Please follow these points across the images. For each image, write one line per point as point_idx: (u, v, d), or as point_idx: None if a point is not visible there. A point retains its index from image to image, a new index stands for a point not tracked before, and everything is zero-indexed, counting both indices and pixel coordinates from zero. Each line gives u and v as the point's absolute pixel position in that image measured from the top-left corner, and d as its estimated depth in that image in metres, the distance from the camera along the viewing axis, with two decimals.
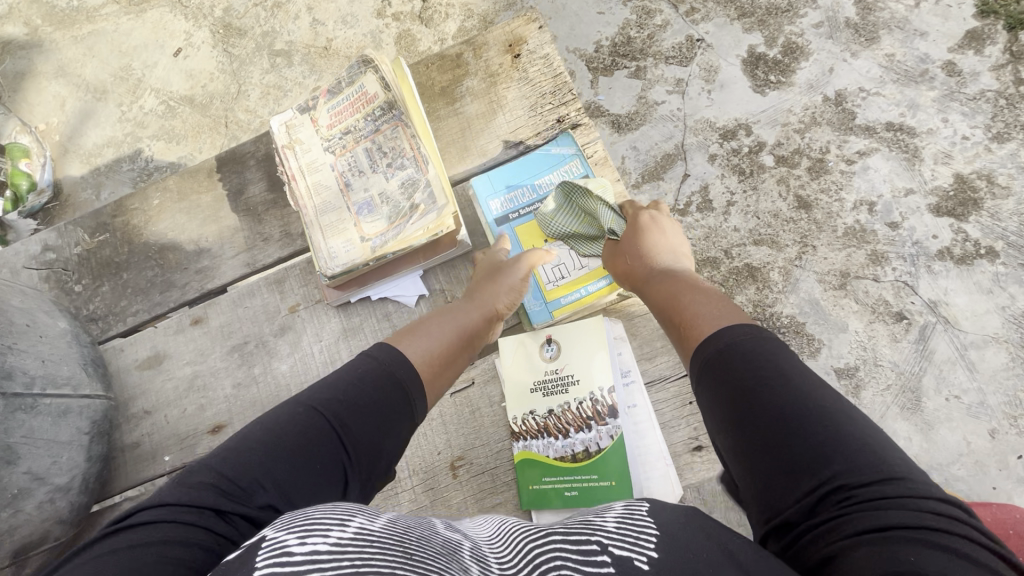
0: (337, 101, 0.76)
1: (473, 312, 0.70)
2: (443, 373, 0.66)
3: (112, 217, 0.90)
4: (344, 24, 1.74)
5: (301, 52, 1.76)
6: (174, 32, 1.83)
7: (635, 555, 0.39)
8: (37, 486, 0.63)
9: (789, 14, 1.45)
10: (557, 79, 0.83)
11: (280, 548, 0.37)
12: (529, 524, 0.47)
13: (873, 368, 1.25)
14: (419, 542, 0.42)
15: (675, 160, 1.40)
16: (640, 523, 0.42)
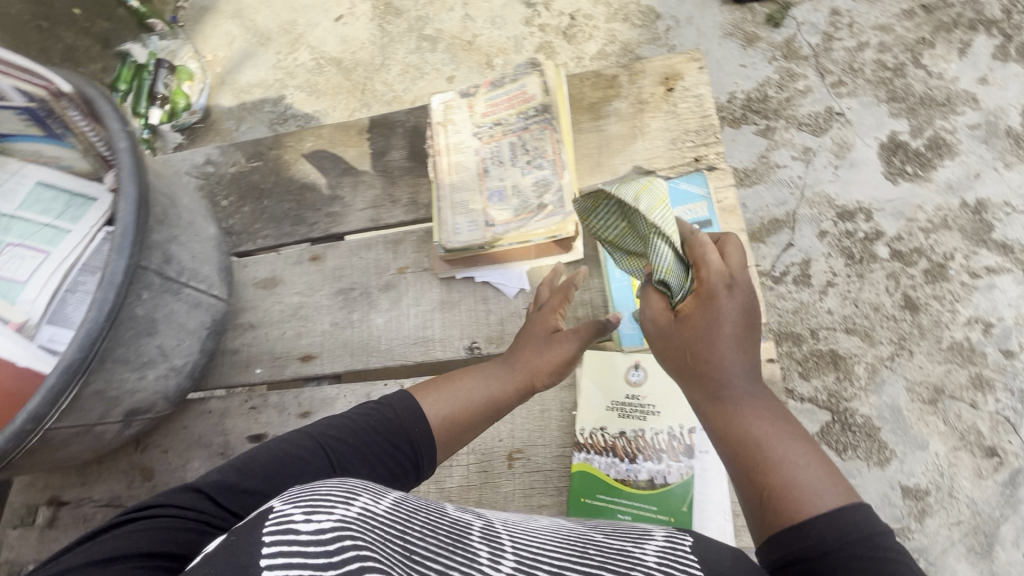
0: (496, 94, 0.81)
1: (493, 381, 0.71)
2: (462, 434, 0.68)
3: (268, 148, 1.00)
4: (492, 25, 1.85)
5: (445, 41, 1.87)
6: (341, 2, 2.02)
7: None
8: (161, 361, 0.71)
9: (943, 109, 1.39)
10: (705, 120, 0.84)
11: (287, 520, 0.40)
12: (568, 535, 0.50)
13: (946, 499, 1.15)
14: (421, 524, 0.47)
15: (783, 226, 1.36)
16: (681, 562, 0.46)
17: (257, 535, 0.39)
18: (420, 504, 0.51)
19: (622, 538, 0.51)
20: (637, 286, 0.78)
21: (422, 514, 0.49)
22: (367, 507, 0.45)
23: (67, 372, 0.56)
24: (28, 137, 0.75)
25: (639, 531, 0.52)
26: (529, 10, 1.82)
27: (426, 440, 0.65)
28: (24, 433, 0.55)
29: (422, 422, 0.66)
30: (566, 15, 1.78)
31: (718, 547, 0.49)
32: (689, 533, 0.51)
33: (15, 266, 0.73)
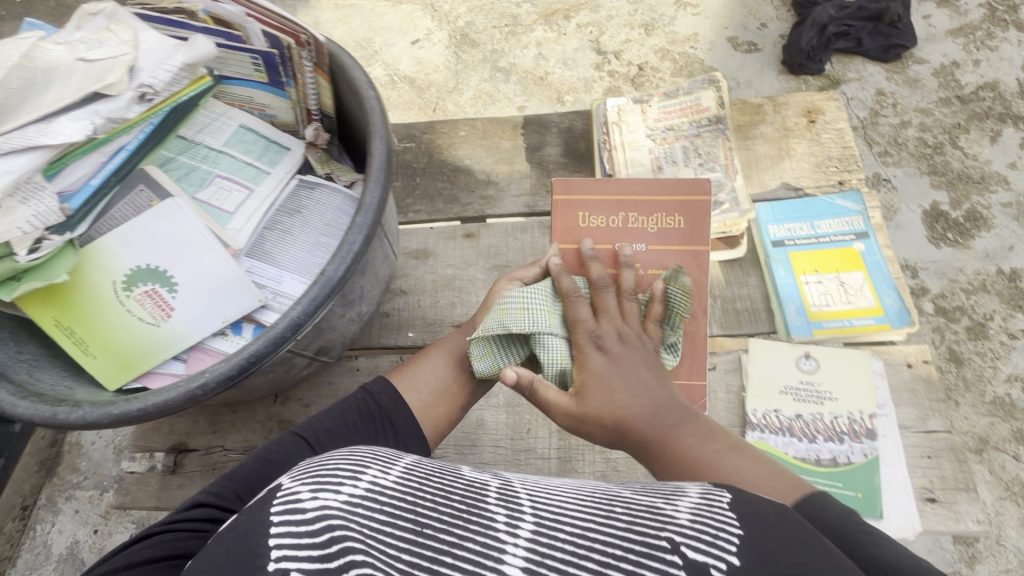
0: (670, 103, 0.90)
1: (459, 344, 0.76)
2: (436, 410, 0.71)
3: (422, 132, 1.04)
4: (564, 65, 2.02)
5: (519, 75, 2.02)
6: (419, 27, 2.14)
7: (710, 560, 0.43)
8: (354, 304, 0.72)
9: (979, 186, 1.62)
10: (847, 150, 0.93)
11: (294, 499, 0.47)
12: (611, 493, 0.53)
13: (994, 545, 1.26)
14: (434, 486, 0.51)
15: (904, 271, 1.54)
16: (720, 519, 0.46)
17: (269, 516, 0.46)
18: (435, 470, 0.55)
19: (653, 495, 0.52)
20: (803, 284, 0.80)
21: (436, 478, 0.53)
22: (378, 479, 0.50)
23: (329, 286, 0.59)
24: (249, 81, 0.79)
25: (670, 488, 0.53)
26: (598, 56, 2.02)
27: (409, 426, 0.68)
28: (285, 337, 0.57)
29: (405, 409, 0.69)
30: (633, 66, 1.99)
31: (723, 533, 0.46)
32: (728, 489, 0.51)
33: (222, 197, 0.75)
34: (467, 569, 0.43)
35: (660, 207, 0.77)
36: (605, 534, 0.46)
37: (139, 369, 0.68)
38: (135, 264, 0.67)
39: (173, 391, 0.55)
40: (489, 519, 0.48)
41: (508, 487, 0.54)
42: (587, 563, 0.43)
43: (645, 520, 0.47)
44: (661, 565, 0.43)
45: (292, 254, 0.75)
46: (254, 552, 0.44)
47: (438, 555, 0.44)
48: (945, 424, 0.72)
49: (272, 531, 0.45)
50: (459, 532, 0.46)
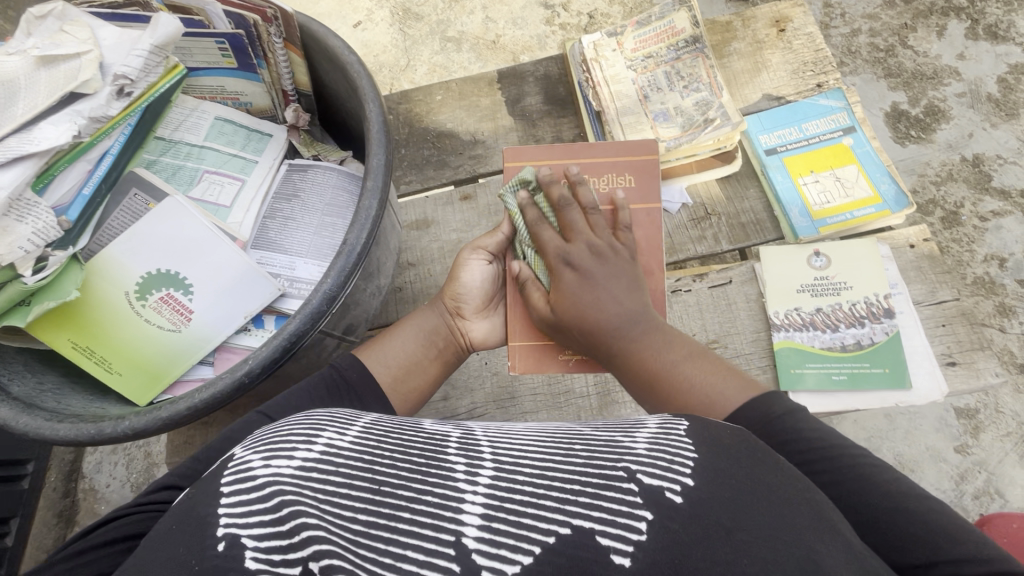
0: (645, 31, 0.89)
1: (428, 319, 0.74)
2: (407, 384, 0.70)
3: (397, 103, 1.02)
4: (513, 25, 1.98)
5: (470, 42, 1.98)
6: (357, 8, 2.07)
7: (665, 484, 0.46)
8: (374, 275, 0.72)
9: (934, 81, 1.67)
10: (819, 53, 0.94)
11: (244, 469, 0.45)
12: (572, 430, 0.54)
13: (993, 413, 1.35)
14: (393, 442, 0.50)
15: None
16: (676, 445, 0.49)
17: (219, 487, 0.45)
18: (395, 423, 0.54)
19: (613, 430, 0.53)
20: (801, 185, 0.82)
21: (394, 433, 0.52)
22: (333, 440, 0.48)
23: (355, 256, 0.58)
24: (218, 69, 0.76)
25: (631, 424, 0.54)
26: (546, 11, 1.98)
27: (380, 401, 0.67)
28: (321, 312, 0.56)
29: (373, 385, 0.67)
30: (583, 16, 1.97)
31: (709, 482, 0.46)
32: (685, 417, 0.52)
33: (216, 192, 0.73)
34: (425, 525, 0.44)
35: (609, 167, 0.76)
36: (564, 470, 0.47)
37: (169, 378, 0.66)
38: (144, 271, 0.64)
39: (220, 381, 0.54)
40: (448, 470, 0.48)
41: (468, 434, 0.53)
42: (547, 502, 0.45)
43: (603, 453, 0.49)
44: (620, 496, 0.45)
45: (300, 238, 0.73)
46: (203, 525, 0.43)
47: (395, 513, 0.44)
48: (953, 293, 0.76)
49: (221, 503, 0.43)
50: (418, 487, 0.46)
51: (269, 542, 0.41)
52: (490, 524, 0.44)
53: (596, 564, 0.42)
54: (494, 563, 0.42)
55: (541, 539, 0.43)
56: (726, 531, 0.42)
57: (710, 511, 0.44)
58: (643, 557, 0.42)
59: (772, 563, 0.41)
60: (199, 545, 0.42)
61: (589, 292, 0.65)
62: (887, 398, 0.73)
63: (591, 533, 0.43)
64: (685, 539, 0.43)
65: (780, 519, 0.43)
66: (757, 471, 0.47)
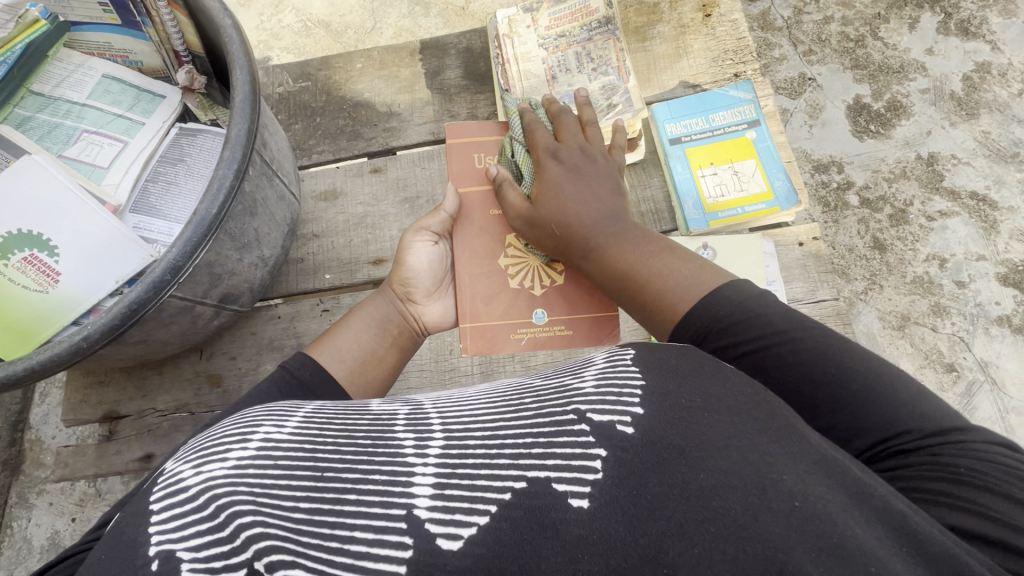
0: (560, 9, 0.87)
1: (380, 305, 0.75)
2: (366, 375, 0.70)
3: (317, 69, 1.00)
4: None
5: (439, 7, 1.91)
6: None
7: (616, 418, 0.46)
8: (252, 247, 0.72)
9: (899, 75, 1.65)
10: (741, 42, 0.92)
11: (175, 482, 0.46)
12: (526, 383, 0.54)
13: None
14: (337, 427, 0.50)
15: (829, 167, 1.58)
16: (625, 376, 0.49)
17: (148, 506, 0.47)
18: (340, 409, 0.54)
19: (562, 375, 0.54)
20: (698, 177, 0.83)
21: (339, 418, 0.52)
22: (270, 434, 0.49)
23: (204, 226, 0.58)
24: (102, 26, 0.74)
25: (581, 364, 0.54)
26: None
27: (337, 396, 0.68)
28: (165, 282, 0.56)
29: (328, 380, 0.67)
30: None
31: (668, 427, 0.45)
32: (631, 346, 0.53)
33: (93, 152, 0.72)
34: (373, 503, 0.44)
35: (547, 136, 0.76)
36: (513, 426, 0.48)
37: (37, 338, 0.66)
38: (6, 231, 0.64)
39: (58, 345, 0.55)
40: (397, 447, 0.48)
41: (418, 409, 0.53)
42: (500, 460, 0.45)
43: (553, 400, 0.49)
44: (571, 438, 0.45)
45: (179, 205, 0.73)
46: (135, 546, 0.44)
47: (341, 496, 0.44)
48: (832, 293, 0.77)
49: (155, 521, 0.45)
50: (363, 468, 0.46)
51: (209, 551, 0.42)
52: (443, 492, 0.44)
53: (554, 511, 0.42)
54: (449, 529, 0.42)
55: (496, 497, 0.43)
56: (681, 451, 0.43)
57: (663, 437, 0.44)
58: (600, 496, 0.42)
59: (731, 475, 0.41)
60: (131, 566, 0.43)
61: (570, 181, 0.69)
62: None
63: (546, 482, 0.43)
64: (640, 468, 0.43)
65: (737, 432, 0.44)
66: (706, 385, 0.48)
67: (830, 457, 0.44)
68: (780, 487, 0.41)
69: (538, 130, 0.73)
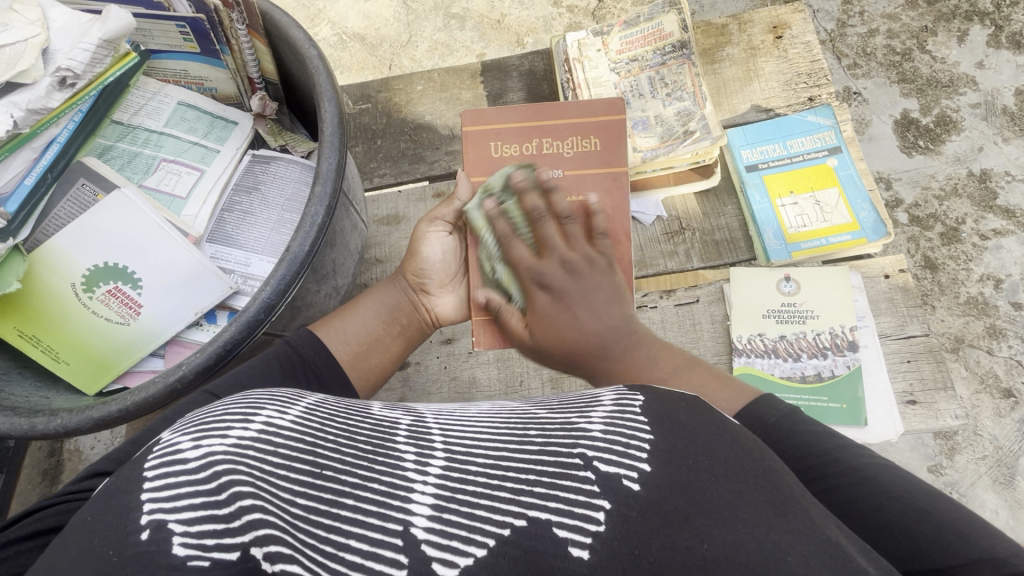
0: (631, 32, 0.85)
1: (391, 294, 0.72)
2: (368, 361, 0.68)
3: (377, 91, 0.99)
4: (520, 4, 1.91)
5: (474, 20, 1.91)
6: None
7: (622, 471, 0.42)
8: (329, 279, 0.71)
9: (949, 90, 1.60)
10: (815, 64, 0.89)
11: (172, 453, 0.40)
12: (524, 410, 0.50)
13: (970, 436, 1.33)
14: (340, 425, 0.46)
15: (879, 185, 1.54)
16: (632, 424, 0.45)
17: (142, 473, 0.41)
18: (342, 407, 0.50)
19: (567, 409, 0.49)
20: (778, 206, 0.80)
21: (342, 416, 0.47)
22: (273, 418, 0.43)
23: (297, 264, 0.56)
24: (180, 53, 0.74)
25: (585, 399, 0.50)
26: None
27: (338, 378, 0.64)
28: (259, 321, 0.55)
29: (330, 361, 0.64)
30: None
31: (678, 490, 0.41)
32: (641, 390, 0.48)
33: (172, 181, 0.72)
34: (369, 512, 0.40)
35: (570, 129, 0.71)
36: (518, 458, 0.44)
37: (118, 369, 0.65)
38: (92, 263, 0.64)
39: (151, 387, 0.54)
40: (397, 458, 0.44)
41: (421, 420, 0.49)
42: (500, 493, 0.42)
43: (557, 437, 0.45)
44: (576, 483, 0.42)
45: (256, 234, 0.72)
46: (126, 511, 0.39)
47: (339, 498, 0.40)
48: (922, 328, 0.74)
49: (145, 488, 0.39)
50: (364, 474, 0.42)
51: (201, 526, 0.37)
52: (440, 515, 0.40)
53: (553, 558, 0.39)
54: (445, 555, 0.39)
55: (495, 531, 0.40)
56: (686, 517, 0.40)
57: (668, 498, 0.41)
58: (601, 548, 0.39)
59: (735, 547, 0.38)
60: (119, 535, 0.38)
61: (566, 315, 0.57)
62: (843, 432, 0.72)
63: (546, 525, 0.40)
64: (644, 528, 0.40)
65: (741, 496, 0.40)
66: (715, 445, 0.44)
67: (837, 543, 0.40)
68: (784, 568, 0.37)
69: (509, 320, 0.63)
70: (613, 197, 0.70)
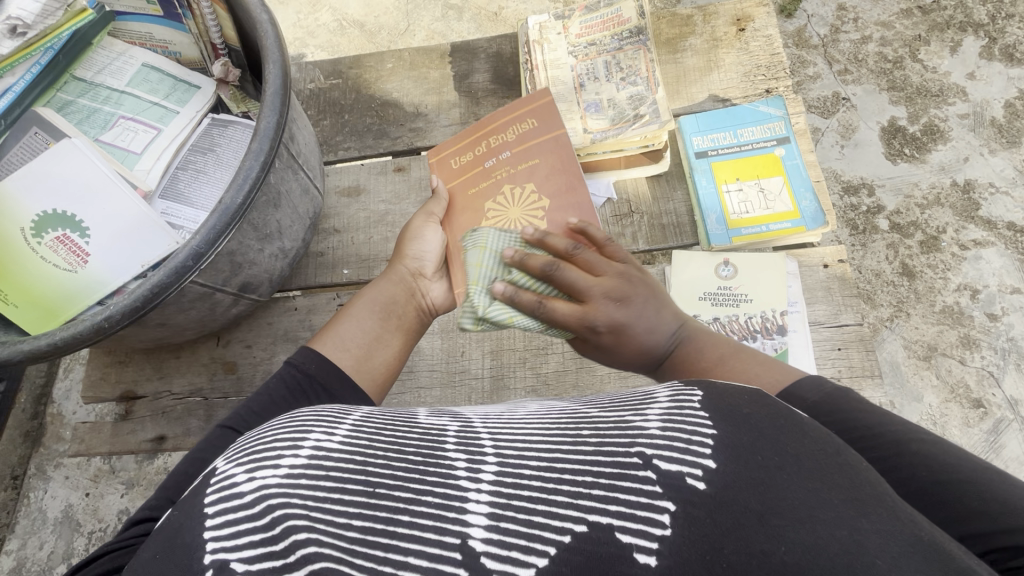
0: (591, 17, 0.87)
1: (384, 290, 0.73)
2: (372, 361, 0.68)
3: (348, 67, 1.01)
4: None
5: (472, 11, 1.93)
6: None
7: (685, 469, 0.41)
8: (272, 239, 0.72)
9: (937, 99, 1.60)
10: (775, 57, 0.90)
11: (228, 486, 0.42)
12: (577, 413, 0.49)
13: None
14: (387, 438, 0.46)
15: (858, 189, 1.54)
16: (693, 421, 0.43)
17: (203, 508, 0.42)
18: (388, 417, 0.50)
19: (621, 408, 0.48)
20: (723, 192, 0.81)
21: (389, 428, 0.47)
22: (321, 441, 0.44)
23: (229, 215, 0.59)
24: (144, 16, 0.77)
25: (640, 397, 0.49)
26: None
27: (344, 384, 0.64)
28: (187, 268, 0.57)
29: (334, 369, 0.65)
30: None
31: (746, 486, 0.39)
32: (699, 386, 0.47)
33: (127, 137, 0.74)
34: (426, 527, 0.40)
35: (505, 117, 0.77)
36: (572, 461, 0.43)
37: (63, 315, 0.67)
38: (41, 210, 0.66)
39: (80, 324, 0.56)
40: (449, 467, 0.43)
41: (466, 425, 0.49)
42: (557, 497, 0.41)
43: (613, 437, 0.44)
44: (637, 485, 0.40)
45: (207, 193, 0.74)
46: (190, 548, 0.40)
47: (394, 515, 0.40)
48: (856, 318, 0.74)
49: (207, 525, 0.41)
50: (417, 488, 0.42)
51: (261, 563, 0.38)
52: (498, 524, 0.40)
53: (620, 563, 0.38)
54: (505, 566, 0.38)
55: (555, 539, 0.39)
56: (759, 518, 0.37)
57: (738, 497, 0.38)
58: (669, 554, 0.37)
59: (816, 548, 0.36)
60: (186, 570, 0.39)
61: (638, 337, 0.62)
62: None
63: (609, 530, 0.39)
64: (715, 532, 0.38)
65: (817, 497, 0.38)
66: (784, 441, 0.41)
67: (931, 542, 0.37)
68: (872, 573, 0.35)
69: (557, 308, 0.64)
70: (560, 155, 0.75)
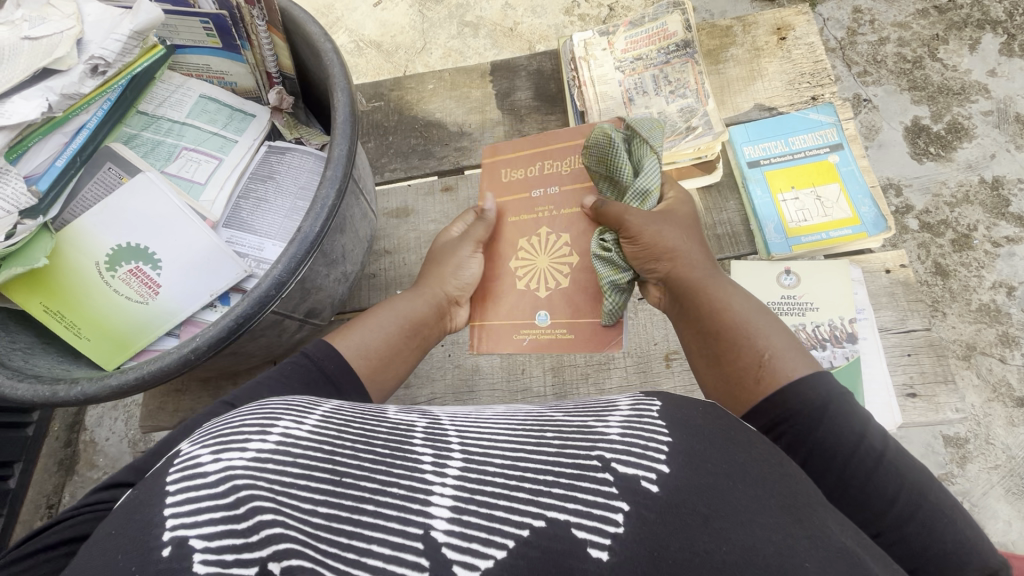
0: (637, 32, 0.88)
1: (414, 304, 0.72)
2: (388, 371, 0.68)
3: (389, 90, 1.02)
4: (532, 13, 1.94)
5: (487, 28, 1.94)
6: None
7: (641, 471, 0.40)
8: (336, 264, 0.73)
9: (960, 97, 1.60)
10: (819, 64, 0.90)
11: (191, 465, 0.38)
12: (538, 416, 0.48)
13: (982, 444, 1.26)
14: (356, 430, 0.43)
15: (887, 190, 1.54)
16: (651, 427, 0.43)
17: (164, 487, 0.38)
18: (359, 410, 0.47)
19: (584, 413, 0.48)
20: (779, 201, 0.82)
21: (358, 421, 0.44)
22: (290, 428, 0.41)
23: (307, 244, 0.59)
24: (203, 48, 0.77)
25: (602, 405, 0.49)
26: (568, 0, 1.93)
27: (355, 385, 0.64)
28: (269, 297, 0.58)
29: (351, 372, 0.64)
30: (604, 7, 1.91)
31: (704, 493, 0.39)
32: (657, 397, 0.47)
33: (192, 168, 0.75)
34: (390, 518, 0.37)
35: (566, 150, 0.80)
36: (535, 460, 0.42)
37: (135, 347, 0.68)
38: (116, 242, 0.67)
39: (167, 357, 0.57)
40: (415, 461, 0.41)
41: (436, 423, 0.46)
42: (518, 493, 0.39)
43: (575, 440, 0.43)
44: (594, 485, 0.40)
45: (269, 220, 0.75)
46: (148, 526, 0.36)
47: (358, 504, 0.38)
48: (923, 323, 0.74)
49: (165, 504, 0.36)
50: (382, 478, 0.39)
51: (222, 540, 0.35)
52: (461, 517, 0.38)
53: (572, 558, 0.37)
54: (466, 558, 0.36)
55: (514, 533, 0.38)
56: (704, 519, 0.38)
57: (687, 500, 0.39)
58: (621, 551, 0.37)
59: (754, 549, 0.36)
60: (141, 549, 0.35)
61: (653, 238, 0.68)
62: None
63: (565, 526, 0.38)
64: (663, 530, 0.38)
65: (760, 502, 0.39)
66: (736, 453, 0.42)
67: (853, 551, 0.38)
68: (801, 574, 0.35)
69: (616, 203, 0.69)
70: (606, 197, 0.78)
